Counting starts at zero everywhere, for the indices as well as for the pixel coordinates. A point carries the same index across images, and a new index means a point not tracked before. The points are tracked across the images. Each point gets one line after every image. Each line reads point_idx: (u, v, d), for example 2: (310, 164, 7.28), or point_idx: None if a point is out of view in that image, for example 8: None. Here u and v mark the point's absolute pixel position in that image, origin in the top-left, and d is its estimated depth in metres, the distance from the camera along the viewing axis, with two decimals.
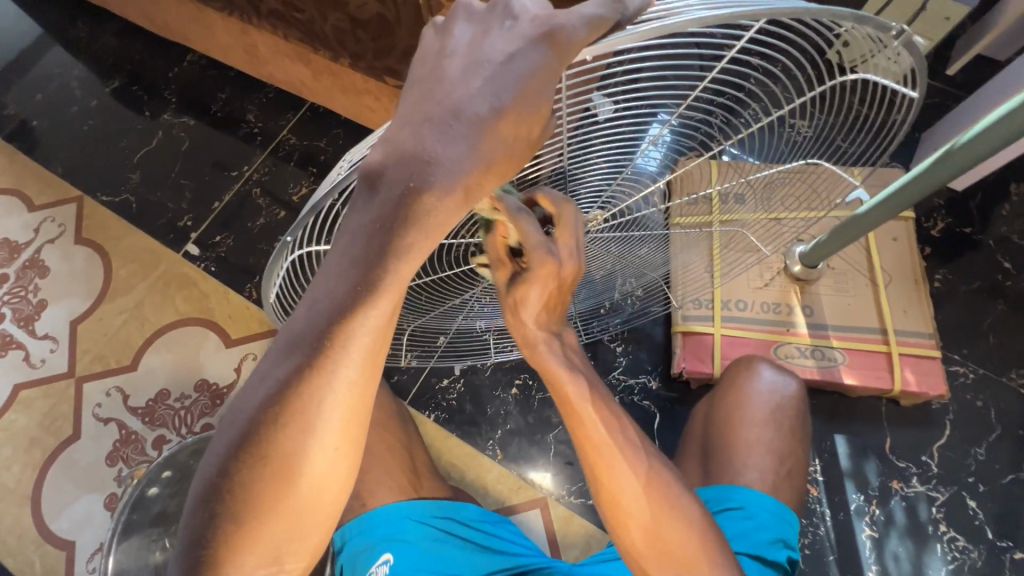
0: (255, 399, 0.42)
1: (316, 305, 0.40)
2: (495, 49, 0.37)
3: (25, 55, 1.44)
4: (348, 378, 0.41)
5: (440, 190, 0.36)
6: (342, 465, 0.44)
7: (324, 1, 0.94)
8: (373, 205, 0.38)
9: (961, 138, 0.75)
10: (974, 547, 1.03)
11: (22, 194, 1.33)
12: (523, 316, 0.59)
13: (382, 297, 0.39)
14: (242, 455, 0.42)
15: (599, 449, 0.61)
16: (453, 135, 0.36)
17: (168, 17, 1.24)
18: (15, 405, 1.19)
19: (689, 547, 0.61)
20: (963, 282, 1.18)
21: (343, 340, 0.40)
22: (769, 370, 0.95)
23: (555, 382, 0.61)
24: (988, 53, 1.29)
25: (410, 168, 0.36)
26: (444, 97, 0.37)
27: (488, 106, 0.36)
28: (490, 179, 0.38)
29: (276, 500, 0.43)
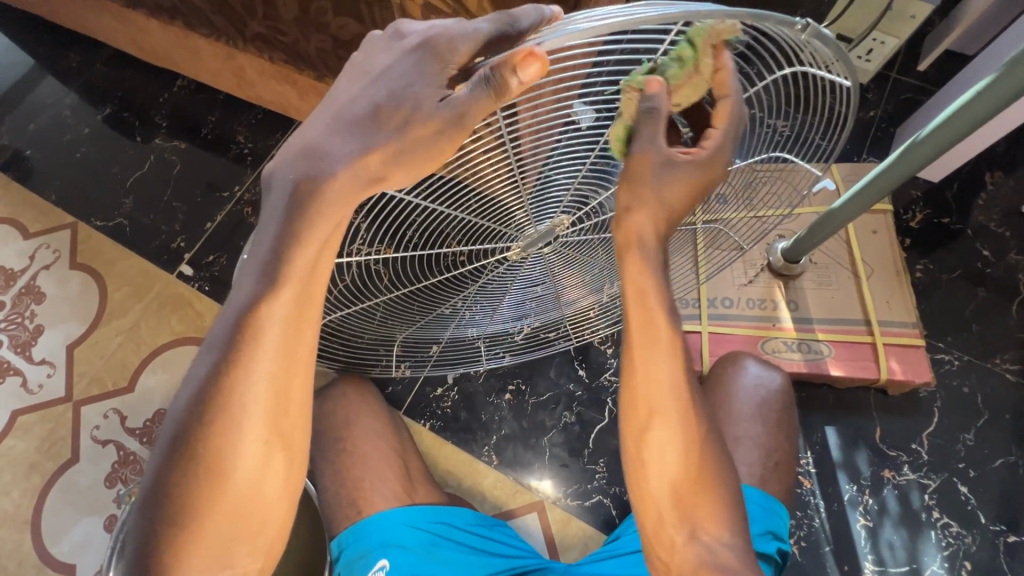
0: (183, 404, 0.50)
1: (230, 313, 0.49)
2: (384, 63, 0.47)
3: (18, 86, 1.47)
4: (267, 371, 0.50)
5: (326, 176, 0.47)
6: (276, 458, 0.53)
7: (307, 24, 0.97)
8: (274, 205, 0.49)
9: (922, 133, 0.79)
10: (967, 532, 1.04)
11: (17, 222, 1.35)
12: (653, 207, 0.58)
13: (283, 289, 0.49)
14: (177, 457, 0.49)
15: (660, 396, 0.61)
16: (340, 129, 0.47)
17: (156, 43, 1.27)
18: (13, 431, 1.19)
19: (714, 512, 0.62)
20: (944, 271, 1.20)
21: (258, 338, 0.49)
22: (754, 365, 0.97)
23: (641, 309, 0.60)
24: (956, 47, 1.32)
25: (305, 164, 0.47)
26: (339, 102, 0.48)
27: (371, 106, 0.46)
28: (372, 159, 0.47)
29: (213, 494, 0.50)
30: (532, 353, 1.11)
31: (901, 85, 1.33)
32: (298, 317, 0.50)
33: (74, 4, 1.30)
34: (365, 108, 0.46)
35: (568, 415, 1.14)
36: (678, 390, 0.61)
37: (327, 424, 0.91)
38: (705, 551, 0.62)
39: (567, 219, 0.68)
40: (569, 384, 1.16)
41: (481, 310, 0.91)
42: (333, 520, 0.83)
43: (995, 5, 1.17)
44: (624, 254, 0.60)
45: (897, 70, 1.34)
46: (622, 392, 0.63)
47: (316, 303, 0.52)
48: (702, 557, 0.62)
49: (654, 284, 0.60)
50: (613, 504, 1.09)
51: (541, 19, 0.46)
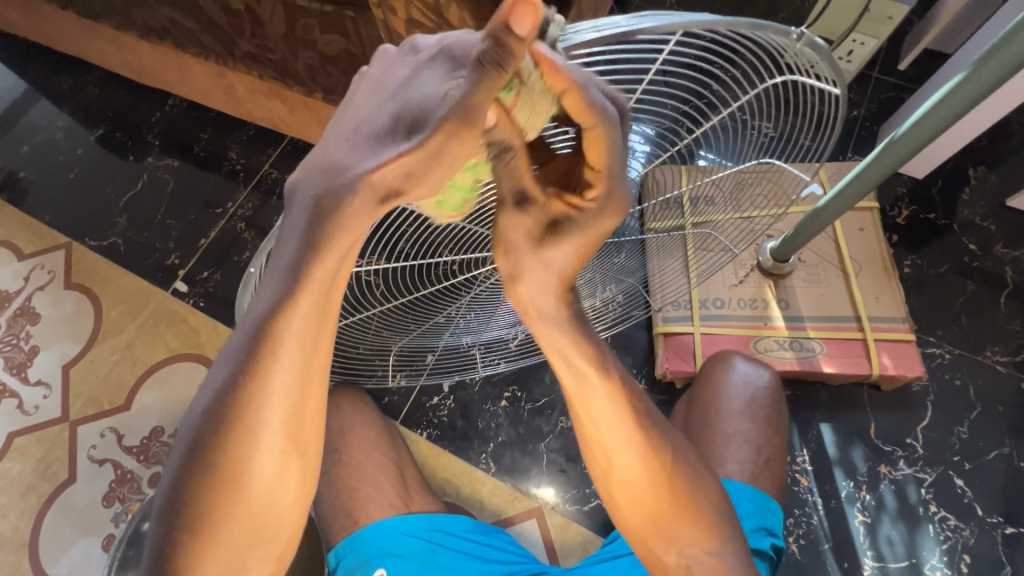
0: (200, 411, 0.48)
1: (247, 321, 0.46)
2: (401, 75, 0.43)
3: (12, 110, 1.48)
4: (285, 384, 0.48)
5: (346, 192, 0.42)
6: (292, 469, 0.52)
7: (295, 41, 0.98)
8: (293, 216, 0.45)
9: (897, 130, 0.80)
10: (965, 525, 1.05)
11: (11, 243, 1.36)
12: (538, 278, 0.52)
13: (305, 296, 0.46)
14: (195, 467, 0.48)
15: (611, 446, 0.59)
16: (360, 143, 0.42)
17: (147, 64, 1.28)
18: (10, 453, 1.19)
19: (695, 532, 0.63)
20: (932, 266, 1.22)
21: (276, 350, 0.46)
22: (743, 362, 0.98)
23: (576, 373, 0.57)
24: (935, 47, 1.34)
25: (323, 180, 0.43)
26: (358, 116, 0.43)
27: (390, 117, 0.41)
28: (390, 172, 0.40)
29: (229, 506, 0.50)
30: (529, 358, 1.12)
31: (883, 84, 1.35)
32: (316, 330, 0.47)
33: (65, 27, 1.31)
34: (386, 123, 0.41)
35: (564, 420, 1.15)
36: (641, 437, 0.58)
37: None
38: (693, 561, 0.64)
39: None
40: None
41: (476, 318, 0.92)
42: (330, 531, 0.84)
43: (970, 4, 1.20)
44: (531, 323, 0.56)
45: (879, 70, 1.36)
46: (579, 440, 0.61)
47: (334, 315, 0.48)
48: (689, 567, 0.64)
49: (587, 345, 0.56)
50: None
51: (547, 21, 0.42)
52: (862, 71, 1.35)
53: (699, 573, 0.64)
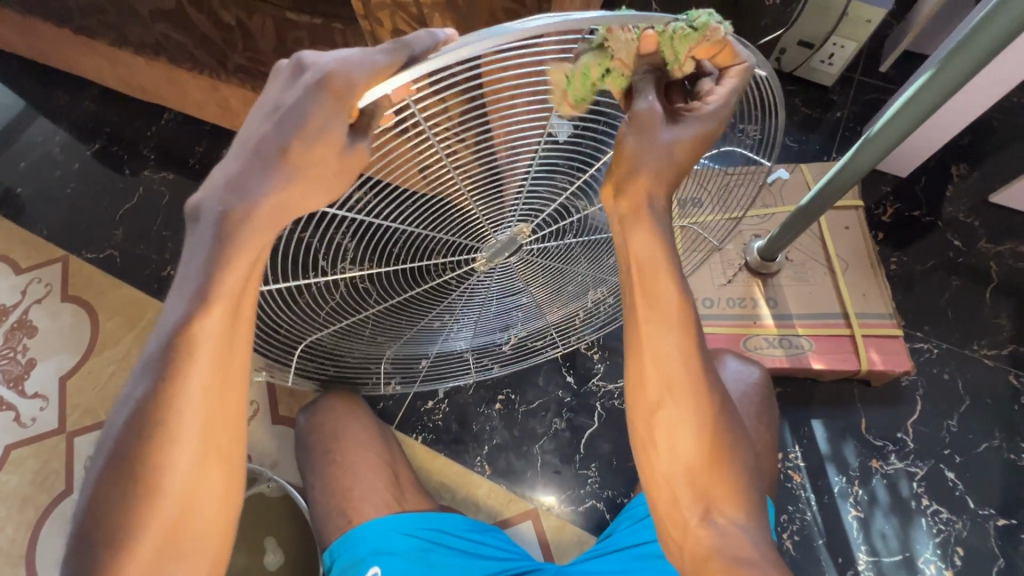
0: (121, 421, 0.50)
1: (161, 335, 0.50)
2: (288, 97, 0.45)
3: (9, 127, 1.50)
4: (203, 387, 0.51)
5: (246, 211, 0.46)
6: (211, 474, 0.54)
7: (286, 53, 1.01)
8: (201, 231, 0.48)
9: (874, 128, 0.82)
10: (957, 518, 1.05)
11: (9, 258, 1.37)
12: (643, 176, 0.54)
13: (217, 302, 0.49)
14: (113, 477, 0.50)
15: (668, 367, 0.59)
16: (253, 164, 0.46)
17: (142, 79, 1.30)
18: (7, 465, 1.20)
19: (729, 490, 0.61)
20: (918, 262, 1.23)
21: (188, 357, 0.49)
22: (733, 361, 1.01)
23: (643, 281, 0.58)
24: (915, 48, 1.37)
25: (225, 197, 0.46)
26: (251, 140, 0.46)
27: (278, 145, 0.45)
28: (292, 193, 0.47)
29: (150, 512, 0.51)
30: (521, 361, 1.12)
31: (865, 86, 1.38)
32: (229, 337, 0.51)
33: (61, 45, 1.34)
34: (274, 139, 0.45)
35: (558, 421, 1.16)
36: (688, 367, 0.59)
37: (317, 440, 0.92)
38: (721, 533, 0.60)
39: (526, 226, 0.72)
40: (558, 391, 1.18)
41: (466, 322, 0.94)
42: (325, 532, 0.85)
43: (945, 7, 1.23)
44: (628, 225, 0.57)
45: (860, 72, 1.39)
46: (627, 364, 0.61)
47: (247, 323, 0.53)
48: (716, 539, 0.60)
49: (666, 255, 0.57)
50: (606, 508, 1.10)
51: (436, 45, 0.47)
52: (844, 73, 1.38)
53: (725, 547, 0.59)
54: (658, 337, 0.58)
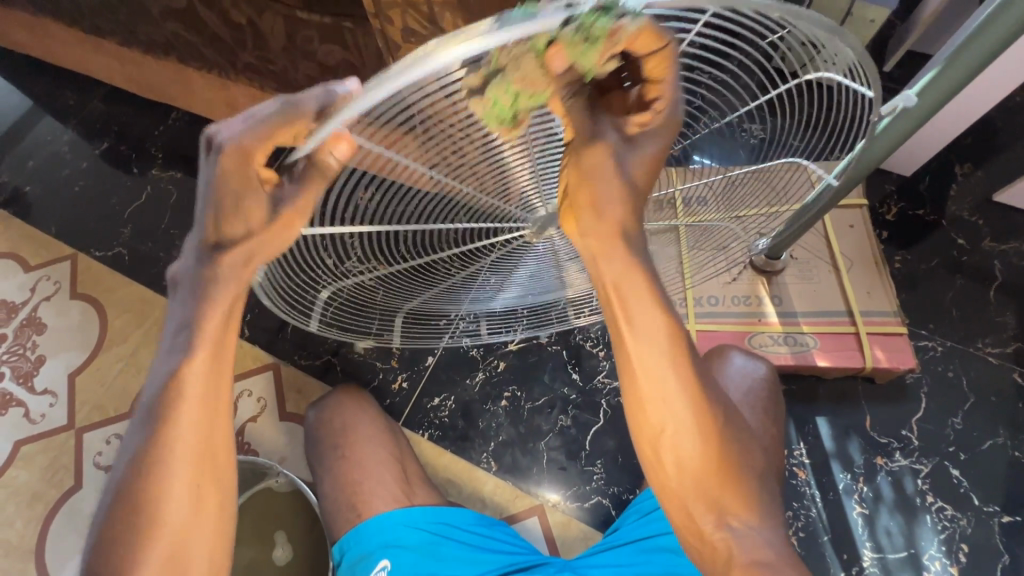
0: (120, 470, 0.53)
1: (147, 388, 0.53)
2: (203, 177, 0.49)
3: (18, 127, 1.52)
4: (190, 426, 0.53)
5: (212, 279, 0.52)
6: (209, 504, 0.55)
7: (295, 52, 1.02)
8: (182, 294, 0.53)
9: (878, 127, 0.83)
10: (962, 514, 1.06)
11: (18, 256, 1.38)
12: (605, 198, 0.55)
13: (201, 347, 0.53)
14: (116, 524, 0.51)
15: (667, 396, 0.58)
16: (204, 244, 0.52)
17: (151, 79, 1.31)
18: (16, 461, 1.20)
19: (739, 495, 0.61)
20: (922, 260, 1.24)
21: (176, 396, 0.52)
22: (739, 356, 1.01)
23: (631, 307, 0.57)
24: (918, 48, 1.38)
25: (193, 269, 0.52)
26: (196, 221, 0.51)
27: (211, 219, 0.50)
28: (233, 258, 0.51)
29: (153, 554, 0.51)
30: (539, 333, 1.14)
31: None
32: (214, 373, 0.54)
33: (70, 45, 1.35)
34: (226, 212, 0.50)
35: (564, 418, 1.16)
36: (688, 387, 0.58)
37: (326, 435, 0.93)
38: (733, 534, 0.61)
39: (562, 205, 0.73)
40: (564, 388, 1.18)
41: (477, 307, 0.97)
42: (335, 526, 0.86)
43: (949, 7, 1.23)
44: (601, 258, 0.57)
45: None
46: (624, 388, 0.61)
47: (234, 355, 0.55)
48: (730, 541, 0.61)
49: (642, 280, 0.57)
50: (612, 504, 1.11)
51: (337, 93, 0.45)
52: None
53: (745, 545, 0.61)
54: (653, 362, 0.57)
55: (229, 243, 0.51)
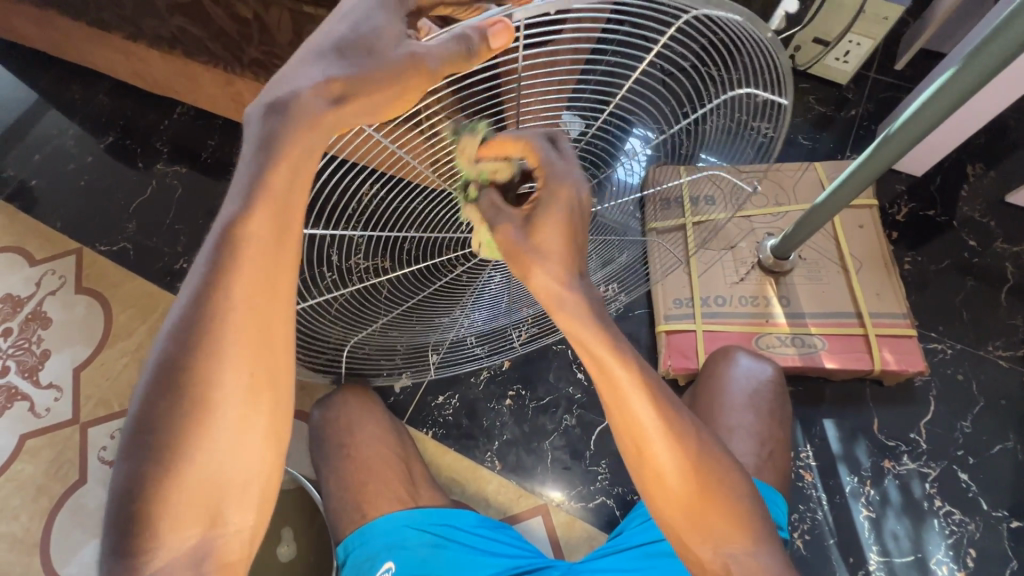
0: (168, 332, 0.48)
1: (211, 241, 0.48)
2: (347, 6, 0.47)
3: (23, 120, 1.51)
4: (245, 297, 0.48)
5: (295, 110, 0.45)
6: (260, 400, 0.50)
7: (301, 47, 1.01)
8: (252, 132, 0.47)
9: (894, 124, 0.81)
10: (970, 519, 1.05)
11: (23, 250, 1.38)
12: (543, 265, 0.57)
13: (260, 206, 0.47)
14: (165, 388, 0.47)
15: (644, 432, 0.59)
16: (308, 62, 0.45)
17: (156, 73, 1.31)
18: (22, 455, 1.21)
19: (728, 519, 0.61)
20: (932, 262, 1.22)
21: (235, 254, 0.47)
22: (746, 358, 1.00)
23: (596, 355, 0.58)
24: (931, 47, 1.36)
25: (275, 93, 0.46)
26: (319, 37, 0.46)
27: (330, 42, 0.45)
28: (333, 88, 0.44)
29: (197, 436, 0.48)
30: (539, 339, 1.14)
31: (880, 84, 1.36)
32: (275, 241, 0.48)
33: (75, 38, 1.34)
34: (332, 43, 0.45)
35: (569, 417, 1.16)
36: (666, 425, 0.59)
37: (331, 433, 0.93)
38: (731, 559, 0.61)
39: None
40: (568, 388, 1.18)
41: (471, 321, 0.97)
42: (339, 525, 0.85)
43: (964, 6, 1.21)
44: (552, 313, 0.58)
45: (876, 70, 1.38)
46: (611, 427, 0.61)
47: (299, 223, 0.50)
48: (728, 565, 0.61)
49: (598, 330, 0.57)
50: (616, 505, 1.10)
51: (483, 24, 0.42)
52: (859, 71, 1.37)
53: (737, 572, 0.60)
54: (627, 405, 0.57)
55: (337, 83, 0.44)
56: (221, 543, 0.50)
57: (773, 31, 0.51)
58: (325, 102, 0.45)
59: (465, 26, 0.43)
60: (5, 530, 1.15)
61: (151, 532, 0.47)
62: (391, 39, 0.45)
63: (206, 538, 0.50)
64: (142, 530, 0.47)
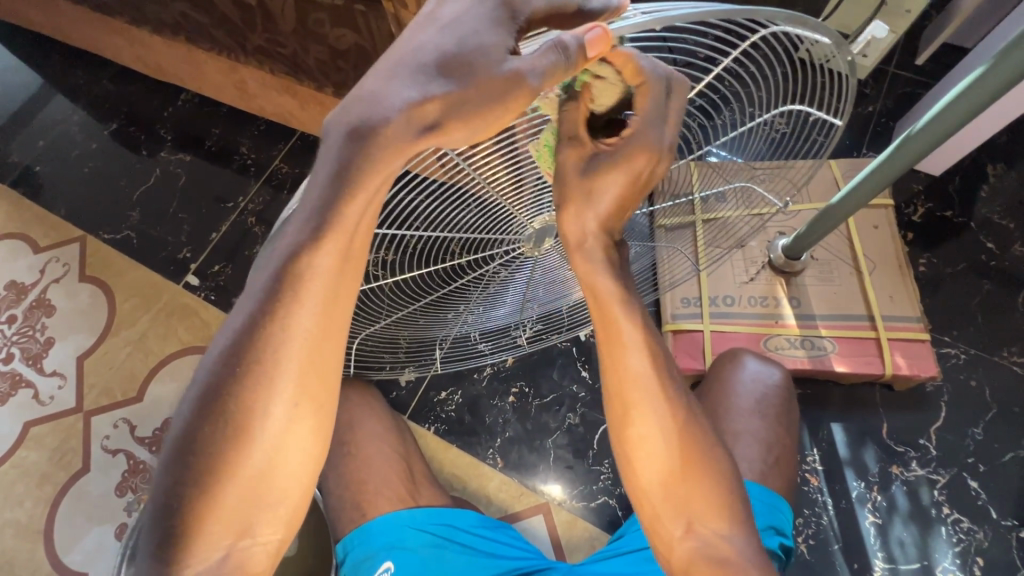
0: (219, 356, 0.51)
1: (274, 265, 0.51)
2: (445, 12, 0.46)
3: (27, 105, 1.50)
4: (306, 327, 0.51)
5: (393, 123, 0.45)
6: (301, 428, 0.54)
7: (305, 35, 0.99)
8: (330, 151, 0.48)
9: (916, 125, 0.78)
10: (979, 527, 1.03)
11: (27, 237, 1.38)
12: (592, 209, 0.58)
13: (329, 238, 0.50)
14: (208, 412, 0.51)
15: (635, 387, 0.63)
16: (404, 73, 0.45)
17: (160, 60, 1.29)
18: (26, 442, 1.21)
19: (709, 501, 0.63)
20: (948, 264, 1.19)
21: (300, 291, 0.51)
22: (753, 361, 0.98)
23: (607, 317, 0.62)
24: (953, 42, 1.32)
25: (363, 108, 0.46)
26: (408, 44, 0.46)
27: (434, 53, 0.45)
28: (431, 106, 0.44)
29: (237, 457, 0.52)
30: (547, 337, 1.13)
31: (899, 80, 1.32)
32: (339, 273, 0.52)
33: (79, 23, 1.32)
34: (434, 57, 0.45)
35: (572, 416, 1.15)
36: (655, 391, 0.63)
37: (331, 430, 0.92)
38: (702, 543, 0.63)
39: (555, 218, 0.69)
40: (572, 386, 1.16)
41: (477, 318, 0.96)
42: (338, 524, 0.85)
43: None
44: (573, 257, 0.62)
45: (895, 65, 1.33)
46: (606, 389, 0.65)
47: (360, 260, 0.53)
48: (696, 548, 0.64)
49: (615, 288, 0.62)
50: (618, 505, 1.09)
51: (583, 39, 0.42)
52: (878, 66, 1.33)
53: (705, 553, 0.63)
54: (623, 360, 0.62)
55: (440, 110, 0.45)
56: (253, 549, 0.55)
57: (853, 58, 0.53)
58: (417, 129, 0.45)
59: (564, 34, 0.42)
60: (9, 517, 1.16)
61: (189, 546, 0.51)
62: (496, 55, 0.44)
63: (236, 549, 0.54)
64: (182, 542, 0.51)
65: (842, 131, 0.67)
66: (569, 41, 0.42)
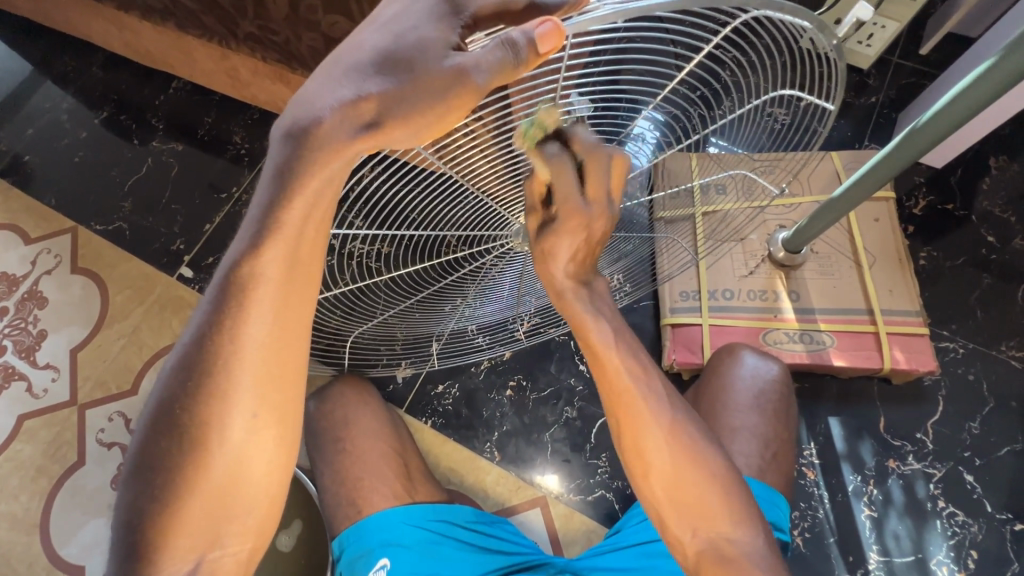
0: (171, 373, 0.50)
1: (217, 278, 0.49)
2: (387, 11, 0.43)
3: (15, 93, 1.47)
4: (258, 339, 0.50)
5: (325, 125, 0.42)
6: (263, 438, 0.53)
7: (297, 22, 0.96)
8: (272, 155, 0.45)
9: (923, 118, 0.76)
10: (973, 521, 1.04)
11: (18, 228, 1.36)
12: (556, 264, 0.62)
13: (275, 246, 0.48)
14: (164, 427, 0.50)
15: (624, 398, 0.66)
16: (338, 73, 0.42)
17: (149, 47, 1.26)
18: (20, 435, 1.20)
19: (711, 504, 0.63)
20: (949, 258, 1.19)
21: (246, 302, 0.49)
22: (752, 357, 0.98)
23: (597, 349, 0.66)
24: (958, 31, 1.30)
25: (301, 111, 0.43)
26: (349, 46, 0.43)
27: (371, 51, 0.41)
28: (367, 105, 0.41)
29: (199, 470, 0.51)
30: (544, 330, 1.13)
31: (903, 69, 1.30)
32: (289, 285, 0.50)
33: (66, 8, 1.29)
34: (371, 56, 0.41)
35: (570, 410, 1.14)
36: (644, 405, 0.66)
37: (326, 426, 0.92)
38: (711, 545, 0.63)
39: None
40: (569, 379, 1.16)
41: (473, 313, 0.96)
42: (334, 521, 0.85)
43: None
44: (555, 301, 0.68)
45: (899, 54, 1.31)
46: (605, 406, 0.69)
47: (313, 267, 0.51)
48: (709, 550, 0.63)
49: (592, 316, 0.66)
50: (616, 498, 1.09)
51: (533, 38, 0.39)
52: (881, 56, 1.31)
53: (716, 558, 0.62)
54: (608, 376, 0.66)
55: (378, 113, 0.41)
56: (221, 563, 0.54)
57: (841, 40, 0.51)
58: (353, 129, 0.42)
59: (513, 31, 0.40)
60: (4, 510, 1.15)
61: (152, 562, 0.51)
62: (436, 52, 0.41)
63: (205, 562, 0.53)
64: (145, 558, 0.50)
65: (832, 121, 0.65)
66: (518, 40, 0.40)
